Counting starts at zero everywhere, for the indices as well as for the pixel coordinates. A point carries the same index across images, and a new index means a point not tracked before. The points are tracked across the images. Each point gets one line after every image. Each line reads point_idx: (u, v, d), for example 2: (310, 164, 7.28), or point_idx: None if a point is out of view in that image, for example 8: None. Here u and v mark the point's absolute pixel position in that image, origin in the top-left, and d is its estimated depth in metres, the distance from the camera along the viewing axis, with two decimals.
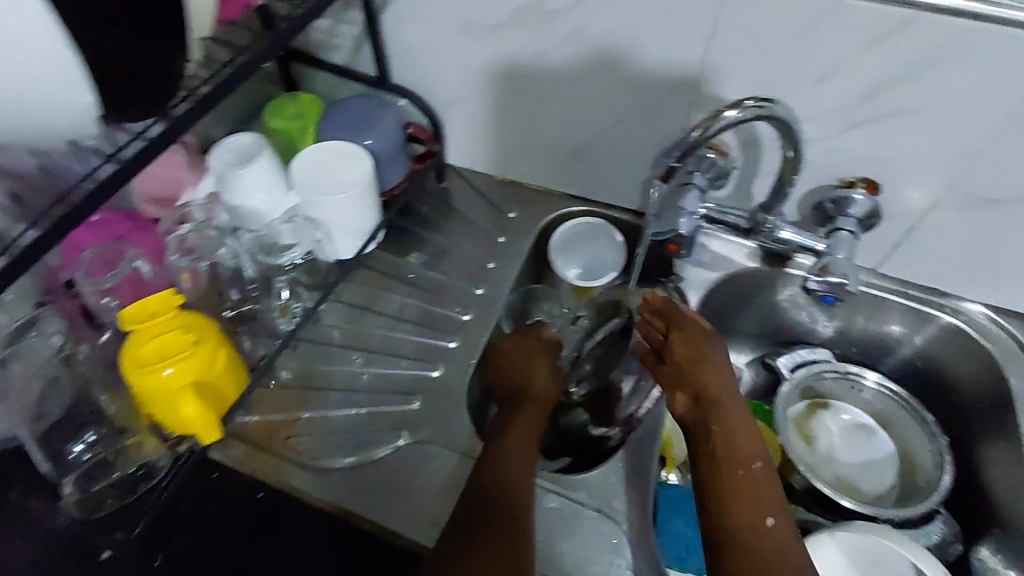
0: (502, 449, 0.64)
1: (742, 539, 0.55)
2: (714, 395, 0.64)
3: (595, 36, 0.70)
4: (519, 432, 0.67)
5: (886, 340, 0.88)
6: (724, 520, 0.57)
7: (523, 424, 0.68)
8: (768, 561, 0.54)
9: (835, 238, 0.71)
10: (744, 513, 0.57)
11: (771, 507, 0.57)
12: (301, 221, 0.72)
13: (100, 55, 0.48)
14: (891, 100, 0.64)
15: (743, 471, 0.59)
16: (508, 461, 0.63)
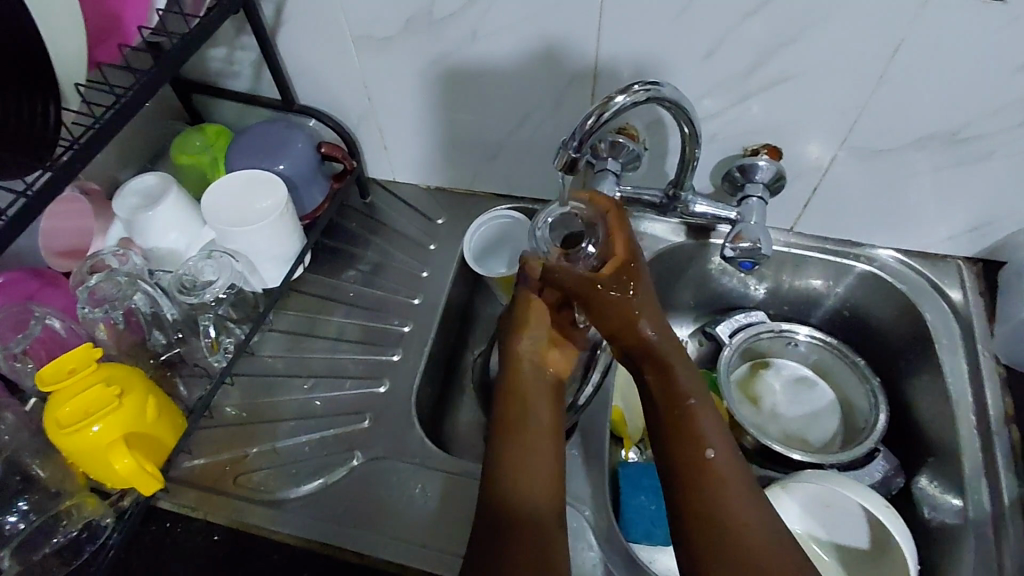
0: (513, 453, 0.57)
1: (695, 478, 0.54)
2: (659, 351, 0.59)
3: (491, 40, 0.71)
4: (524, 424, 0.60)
5: (812, 293, 0.92)
6: (679, 460, 0.56)
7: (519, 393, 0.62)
8: (719, 495, 0.53)
9: (746, 206, 0.73)
10: (696, 457, 0.56)
11: (710, 439, 0.56)
12: (219, 255, 0.70)
13: None
14: (776, 70, 0.68)
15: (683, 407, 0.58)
16: (519, 458, 0.57)
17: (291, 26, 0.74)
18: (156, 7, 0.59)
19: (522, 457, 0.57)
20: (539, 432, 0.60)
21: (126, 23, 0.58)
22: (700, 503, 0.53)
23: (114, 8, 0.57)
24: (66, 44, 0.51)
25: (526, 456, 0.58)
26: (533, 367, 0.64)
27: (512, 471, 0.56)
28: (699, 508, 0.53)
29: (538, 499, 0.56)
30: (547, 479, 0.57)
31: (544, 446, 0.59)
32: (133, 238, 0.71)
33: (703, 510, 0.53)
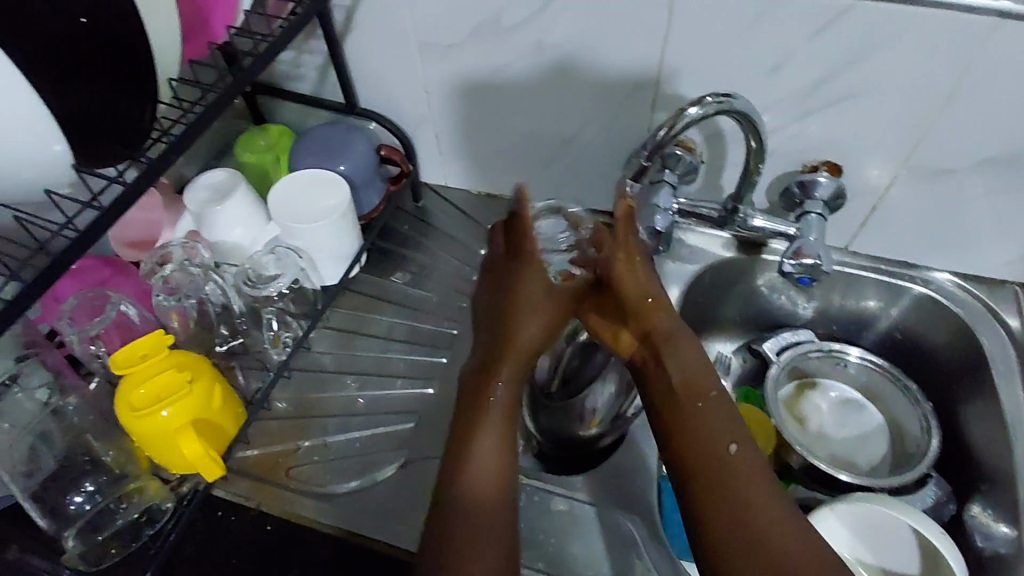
0: (475, 439, 0.57)
1: (715, 475, 0.52)
2: (660, 330, 0.61)
3: (555, 50, 0.72)
4: (489, 408, 0.58)
5: (863, 314, 0.91)
6: (694, 452, 0.54)
7: (501, 372, 0.60)
8: (736, 499, 0.50)
9: (805, 222, 0.73)
10: (711, 441, 0.54)
11: (733, 433, 0.54)
12: (284, 251, 0.72)
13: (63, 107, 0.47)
14: (841, 86, 0.68)
15: (702, 398, 0.57)
16: (481, 450, 0.56)
17: (360, 32, 0.76)
18: (242, 7, 0.60)
19: (477, 446, 0.57)
20: (501, 420, 0.58)
21: (214, 22, 0.59)
22: (719, 504, 0.51)
23: (206, 8, 0.58)
24: (164, 42, 0.52)
25: (489, 436, 0.57)
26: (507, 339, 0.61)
27: (466, 452, 0.56)
28: (709, 508, 0.51)
29: (486, 493, 0.55)
30: (499, 470, 0.56)
31: (507, 429, 0.58)
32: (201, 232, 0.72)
33: (719, 510, 0.51)
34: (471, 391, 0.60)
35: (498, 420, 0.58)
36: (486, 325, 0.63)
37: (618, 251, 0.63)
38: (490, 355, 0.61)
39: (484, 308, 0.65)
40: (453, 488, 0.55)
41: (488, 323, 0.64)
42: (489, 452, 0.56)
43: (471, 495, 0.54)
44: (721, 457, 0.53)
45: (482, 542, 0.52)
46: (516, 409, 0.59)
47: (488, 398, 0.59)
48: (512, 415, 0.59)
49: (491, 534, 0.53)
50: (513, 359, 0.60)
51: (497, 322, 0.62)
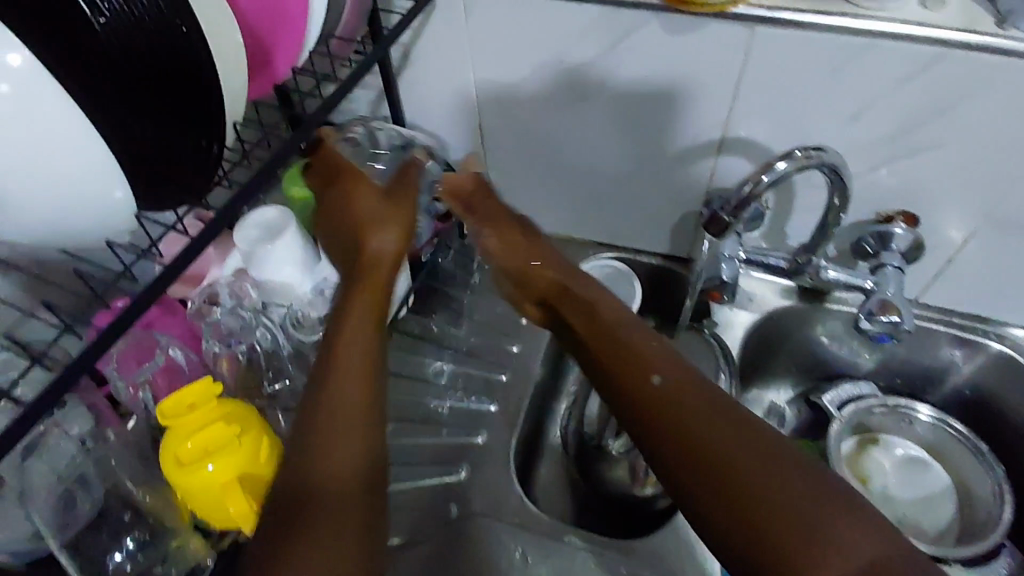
0: (339, 385, 0.52)
1: (679, 415, 0.49)
2: (566, 281, 0.64)
3: (619, 91, 0.69)
4: (338, 377, 0.52)
5: (930, 369, 0.86)
6: (656, 422, 0.50)
7: (352, 327, 0.56)
8: (699, 434, 0.48)
9: (881, 275, 0.69)
10: (649, 386, 0.52)
11: (660, 366, 0.53)
12: (331, 292, 0.70)
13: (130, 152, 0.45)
14: (925, 135, 0.64)
15: (636, 347, 0.55)
16: (340, 394, 0.51)
17: (417, 68, 0.75)
18: (306, 48, 0.57)
19: (341, 382, 0.52)
20: (356, 367, 0.53)
21: (276, 63, 0.57)
22: (698, 453, 0.47)
23: (270, 42, 0.56)
24: (231, 86, 0.50)
25: (328, 400, 0.51)
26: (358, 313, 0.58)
27: (324, 421, 0.49)
28: (692, 444, 0.48)
29: (340, 459, 0.48)
30: (364, 440, 0.49)
31: (364, 371, 0.53)
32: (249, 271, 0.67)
33: (699, 460, 0.47)
34: (339, 348, 0.54)
35: (342, 370, 0.53)
36: (359, 296, 0.59)
37: (470, 201, 0.70)
38: (346, 307, 0.58)
39: (347, 249, 0.64)
40: (305, 463, 0.47)
41: (345, 280, 0.61)
42: (349, 430, 0.49)
43: (303, 475, 0.47)
44: (688, 415, 0.49)
45: (349, 511, 0.45)
46: (382, 372, 0.55)
47: (343, 359, 0.53)
48: (366, 364, 0.54)
49: (327, 513, 0.44)
50: (372, 304, 0.59)
51: (352, 267, 0.62)
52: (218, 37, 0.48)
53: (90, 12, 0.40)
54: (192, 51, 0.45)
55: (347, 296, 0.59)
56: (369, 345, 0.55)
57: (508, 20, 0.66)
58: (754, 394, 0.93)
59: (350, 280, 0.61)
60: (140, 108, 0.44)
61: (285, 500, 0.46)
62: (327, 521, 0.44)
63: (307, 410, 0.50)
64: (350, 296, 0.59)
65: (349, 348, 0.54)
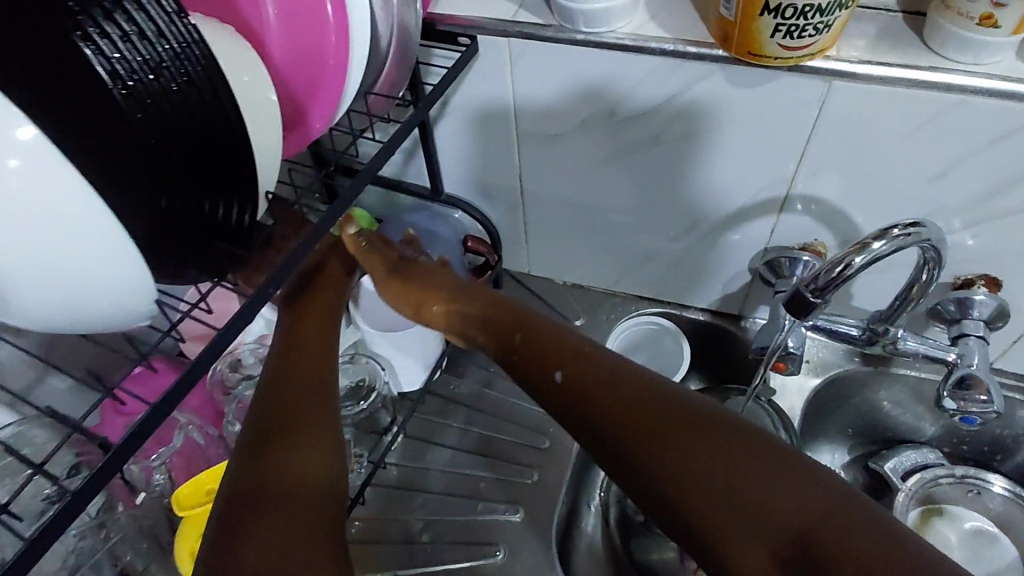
0: (279, 398, 0.50)
1: (642, 428, 0.45)
2: (492, 306, 0.59)
3: (673, 144, 0.64)
4: (297, 386, 0.52)
5: (1002, 438, 0.79)
6: (614, 429, 0.46)
7: (299, 354, 0.55)
8: (665, 444, 0.44)
9: (964, 346, 0.63)
10: (601, 408, 0.47)
11: (569, 366, 0.51)
12: (366, 359, 0.67)
13: (147, 230, 0.40)
14: (1016, 198, 0.58)
15: (572, 352, 0.51)
16: (284, 412, 0.49)
17: (455, 117, 0.70)
18: (344, 105, 0.53)
19: (282, 398, 0.50)
20: (307, 385, 0.52)
21: (312, 121, 0.52)
22: (674, 469, 0.43)
23: (306, 104, 0.51)
24: (263, 155, 0.45)
25: (274, 411, 0.49)
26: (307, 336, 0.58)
27: (274, 432, 0.47)
28: (666, 466, 0.43)
29: (303, 467, 0.45)
30: (318, 446, 0.47)
31: (316, 389, 0.52)
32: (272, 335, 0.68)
33: (665, 474, 0.43)
34: (280, 376, 0.53)
35: (301, 384, 0.52)
36: (310, 319, 0.59)
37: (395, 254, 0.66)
38: (294, 340, 0.57)
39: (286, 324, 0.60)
40: (255, 467, 0.44)
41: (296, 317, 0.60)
42: (320, 438, 0.48)
43: (259, 473, 0.44)
44: (632, 414, 0.46)
45: (298, 499, 0.43)
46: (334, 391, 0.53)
47: (283, 379, 0.52)
48: (319, 379, 0.53)
49: (300, 501, 0.43)
50: (320, 333, 0.58)
51: (303, 308, 0.61)
52: (252, 102, 0.44)
53: (112, 84, 0.36)
54: (226, 121, 0.41)
55: (298, 333, 0.58)
56: (331, 366, 0.55)
57: (556, 70, 0.62)
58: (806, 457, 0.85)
59: (305, 317, 0.60)
60: (162, 185, 0.40)
61: (231, 502, 0.42)
62: (281, 516, 0.41)
63: (257, 423, 0.48)
64: (294, 330, 0.58)
65: (298, 367, 0.54)
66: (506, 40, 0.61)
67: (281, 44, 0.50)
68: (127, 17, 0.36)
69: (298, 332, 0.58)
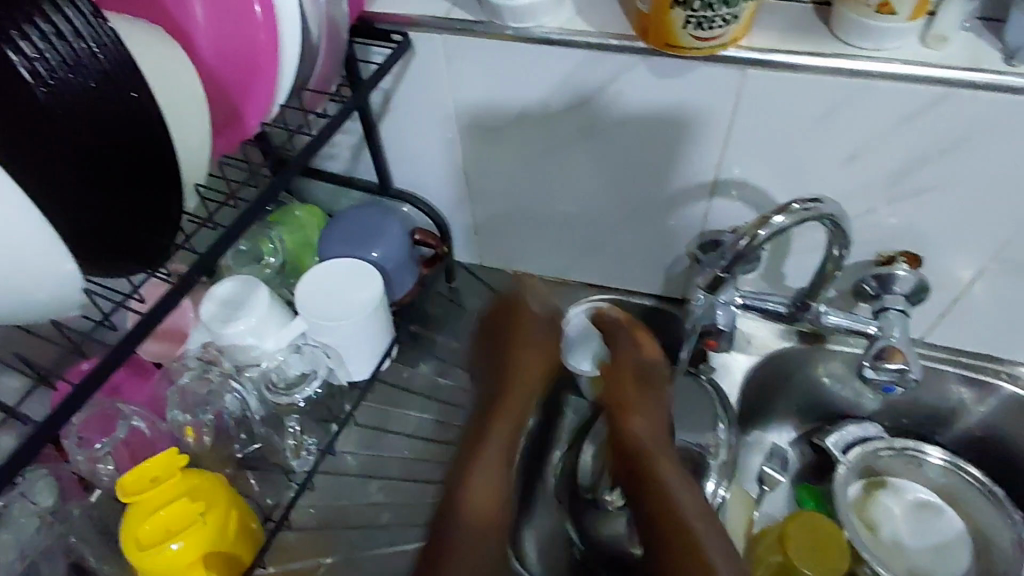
0: (472, 468, 0.64)
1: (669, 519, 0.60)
2: (631, 399, 0.69)
3: (604, 134, 0.67)
4: (481, 468, 0.64)
5: (935, 410, 0.82)
6: (675, 501, 0.61)
7: (494, 439, 0.67)
8: (687, 524, 0.59)
9: (885, 319, 0.66)
10: (671, 490, 0.62)
11: (664, 477, 0.63)
12: (310, 348, 0.66)
13: (70, 223, 0.41)
14: (926, 176, 0.61)
15: (659, 443, 0.66)
16: (473, 483, 0.63)
17: (397, 113, 0.72)
18: (278, 102, 0.54)
19: (473, 474, 0.64)
20: (495, 467, 0.65)
21: (247, 119, 0.54)
22: (673, 556, 0.58)
23: (237, 103, 0.53)
24: (189, 150, 0.47)
25: (479, 480, 0.63)
26: (509, 408, 0.69)
27: (477, 497, 0.62)
28: (687, 539, 0.58)
29: (478, 514, 0.62)
30: (491, 496, 0.63)
31: (499, 468, 0.65)
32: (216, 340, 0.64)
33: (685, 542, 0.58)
34: (496, 450, 0.66)
35: (487, 466, 0.65)
36: (500, 423, 0.68)
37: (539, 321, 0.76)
38: (492, 423, 0.68)
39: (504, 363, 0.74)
40: (468, 537, 0.60)
41: (505, 359, 0.74)
42: (488, 519, 0.62)
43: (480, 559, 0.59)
44: (677, 517, 0.60)
45: (477, 552, 0.60)
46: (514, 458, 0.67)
47: (483, 450, 0.66)
48: (501, 463, 0.66)
49: (473, 548, 0.60)
50: (513, 425, 0.69)
51: (499, 373, 0.73)
52: (176, 100, 0.46)
53: (33, 81, 0.37)
54: (149, 119, 0.42)
55: (503, 394, 0.71)
56: (514, 447, 0.68)
57: (490, 64, 0.64)
58: (756, 436, 0.89)
59: (503, 411, 0.69)
60: (88, 181, 0.41)
61: (429, 562, 0.59)
62: (471, 560, 0.59)
63: (483, 480, 0.63)
64: (494, 419, 0.69)
65: (495, 448, 0.66)
66: (436, 36, 0.63)
67: (210, 42, 0.51)
68: (48, 18, 0.38)
69: (503, 394, 0.71)
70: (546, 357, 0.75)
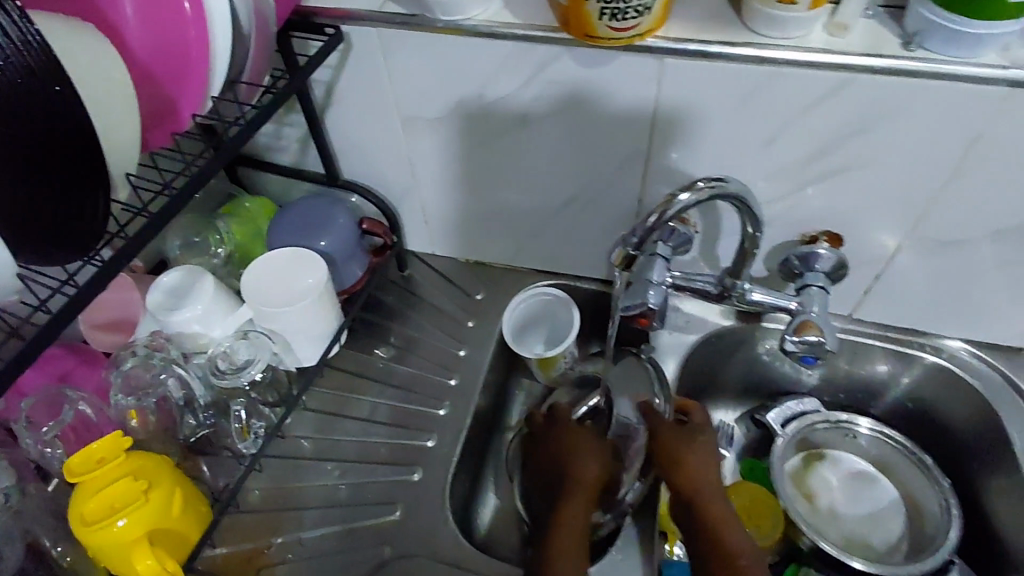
0: (561, 524, 0.65)
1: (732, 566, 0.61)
2: (683, 455, 0.67)
3: (537, 123, 0.69)
4: (564, 528, 0.65)
5: (869, 384, 0.86)
6: (728, 542, 0.62)
7: (575, 504, 0.67)
8: (737, 563, 0.61)
9: (806, 295, 0.70)
10: (726, 531, 0.63)
11: (717, 515, 0.64)
12: (256, 335, 0.68)
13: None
14: (838, 158, 0.64)
15: (709, 488, 0.66)
16: (557, 553, 0.63)
17: (340, 105, 0.74)
18: (211, 94, 0.56)
19: (560, 545, 0.64)
20: (574, 529, 0.65)
21: (181, 111, 0.56)
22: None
23: (171, 97, 0.55)
24: (118, 141, 0.49)
25: (563, 555, 0.63)
26: (584, 467, 0.69)
27: (556, 556, 0.63)
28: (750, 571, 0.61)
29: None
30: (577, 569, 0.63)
31: (577, 529, 0.65)
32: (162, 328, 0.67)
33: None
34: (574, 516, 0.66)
35: (576, 520, 0.66)
36: (580, 498, 0.67)
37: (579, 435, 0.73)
38: (568, 496, 0.67)
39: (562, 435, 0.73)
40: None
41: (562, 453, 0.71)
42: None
43: None
44: (745, 553, 0.62)
45: None
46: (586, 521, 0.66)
47: (565, 517, 0.66)
48: (581, 528, 0.65)
49: None
50: (588, 495, 0.68)
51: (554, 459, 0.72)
52: (101, 92, 0.47)
53: None
54: (73, 114, 0.43)
55: (576, 476, 0.69)
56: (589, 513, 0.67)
57: (424, 56, 0.66)
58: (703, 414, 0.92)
59: (578, 476, 0.69)
60: (13, 172, 0.43)
61: None
62: None
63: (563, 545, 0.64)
64: (572, 493, 0.68)
65: (573, 522, 0.65)
66: (369, 29, 0.65)
67: (139, 39, 0.53)
68: None
69: (575, 460, 0.70)
70: (589, 448, 0.71)
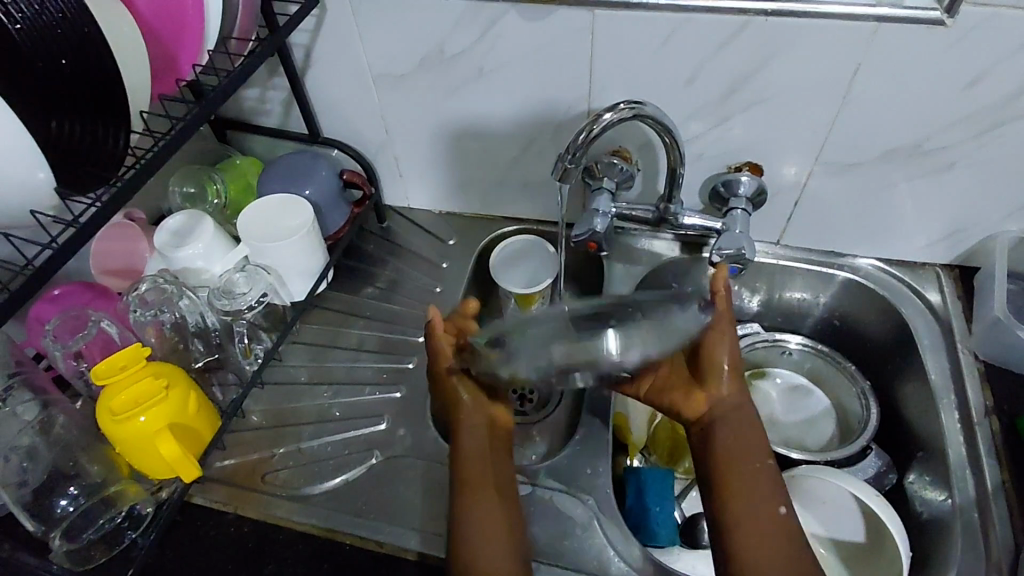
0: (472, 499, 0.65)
1: (742, 462, 0.65)
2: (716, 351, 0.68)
3: (492, 75, 0.79)
4: (480, 498, 0.65)
5: (799, 306, 0.97)
6: (738, 440, 0.66)
7: (477, 478, 0.66)
8: (745, 456, 0.65)
9: (731, 217, 0.81)
10: (736, 430, 0.66)
11: (735, 410, 0.67)
12: (253, 268, 0.77)
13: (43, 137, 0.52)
14: (749, 93, 0.75)
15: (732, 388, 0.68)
16: (475, 524, 0.63)
17: (318, 67, 0.83)
18: (206, 47, 0.66)
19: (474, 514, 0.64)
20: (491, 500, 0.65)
21: (181, 63, 0.65)
22: (740, 468, 0.64)
23: (173, 51, 0.65)
24: (134, 82, 0.58)
25: (477, 526, 0.63)
26: (478, 441, 0.69)
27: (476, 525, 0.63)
28: (757, 467, 0.64)
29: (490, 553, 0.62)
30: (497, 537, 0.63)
31: (492, 498, 0.65)
32: (169, 265, 0.76)
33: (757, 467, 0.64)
34: (481, 491, 0.65)
35: (481, 494, 0.65)
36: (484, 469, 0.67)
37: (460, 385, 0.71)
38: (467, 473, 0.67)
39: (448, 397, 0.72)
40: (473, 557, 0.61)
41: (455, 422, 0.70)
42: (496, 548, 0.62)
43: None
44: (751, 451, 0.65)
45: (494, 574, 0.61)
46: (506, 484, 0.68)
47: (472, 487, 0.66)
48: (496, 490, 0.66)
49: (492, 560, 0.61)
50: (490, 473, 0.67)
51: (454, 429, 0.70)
52: (122, 40, 0.56)
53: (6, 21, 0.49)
54: (96, 50, 0.52)
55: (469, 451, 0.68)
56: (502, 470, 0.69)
57: (390, 17, 0.76)
58: None
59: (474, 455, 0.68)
60: (52, 103, 0.52)
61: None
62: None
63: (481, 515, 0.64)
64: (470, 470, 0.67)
65: (484, 499, 0.65)
66: None
67: None
68: None
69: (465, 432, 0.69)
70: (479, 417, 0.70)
